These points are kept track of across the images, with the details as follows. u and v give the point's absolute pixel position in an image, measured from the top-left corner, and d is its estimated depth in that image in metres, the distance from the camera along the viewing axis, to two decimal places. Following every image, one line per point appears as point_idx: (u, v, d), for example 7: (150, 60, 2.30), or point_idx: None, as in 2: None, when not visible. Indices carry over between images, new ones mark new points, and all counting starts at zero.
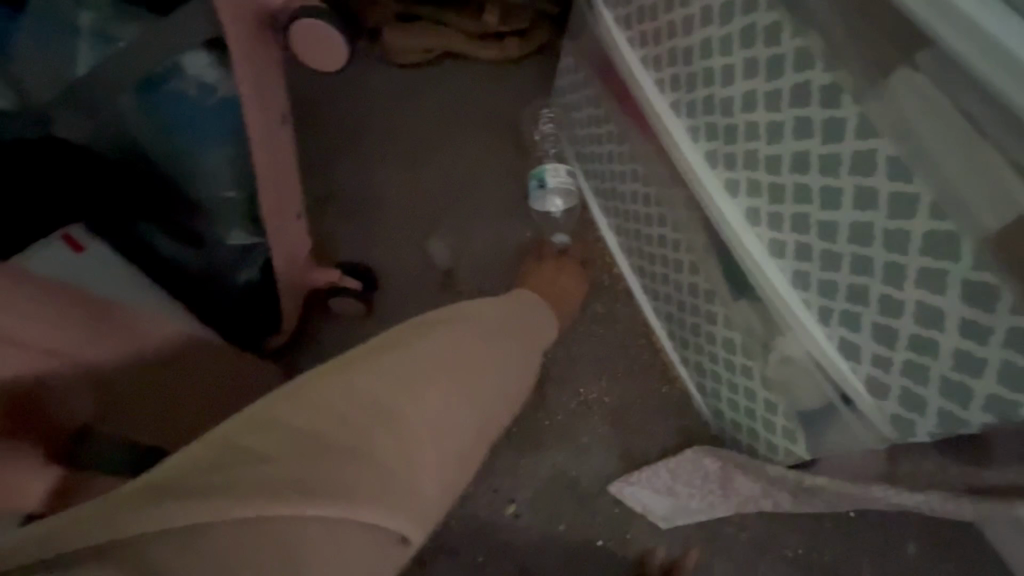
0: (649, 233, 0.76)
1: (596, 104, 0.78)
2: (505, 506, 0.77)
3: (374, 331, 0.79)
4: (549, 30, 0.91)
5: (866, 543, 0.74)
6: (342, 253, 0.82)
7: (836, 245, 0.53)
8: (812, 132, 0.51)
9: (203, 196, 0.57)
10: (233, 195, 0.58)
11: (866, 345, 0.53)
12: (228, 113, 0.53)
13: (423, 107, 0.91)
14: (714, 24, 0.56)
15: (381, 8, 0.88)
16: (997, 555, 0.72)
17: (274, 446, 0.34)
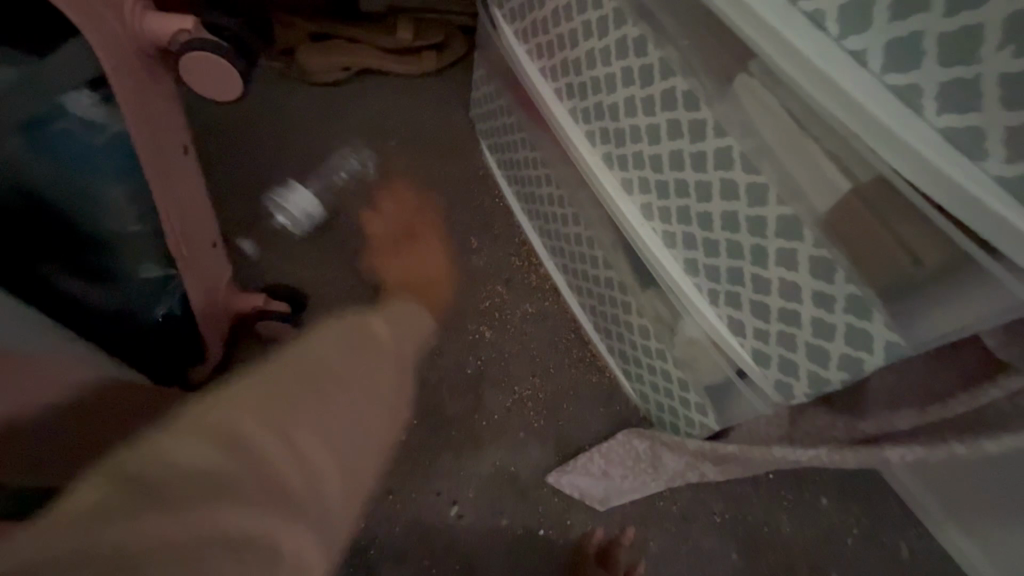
0: (566, 232, 0.80)
1: (511, 114, 0.84)
2: (449, 509, 0.76)
3: None
4: (461, 42, 1.04)
5: (788, 501, 0.78)
6: (271, 275, 0.87)
7: (713, 233, 0.54)
8: (682, 133, 0.52)
9: (108, 232, 0.58)
10: (138, 229, 0.59)
11: (748, 321, 0.55)
12: (119, 151, 0.53)
13: (353, 125, 0.99)
14: (594, 37, 0.59)
15: (296, 31, 0.98)
16: (899, 500, 0.78)
17: (144, 497, 0.29)
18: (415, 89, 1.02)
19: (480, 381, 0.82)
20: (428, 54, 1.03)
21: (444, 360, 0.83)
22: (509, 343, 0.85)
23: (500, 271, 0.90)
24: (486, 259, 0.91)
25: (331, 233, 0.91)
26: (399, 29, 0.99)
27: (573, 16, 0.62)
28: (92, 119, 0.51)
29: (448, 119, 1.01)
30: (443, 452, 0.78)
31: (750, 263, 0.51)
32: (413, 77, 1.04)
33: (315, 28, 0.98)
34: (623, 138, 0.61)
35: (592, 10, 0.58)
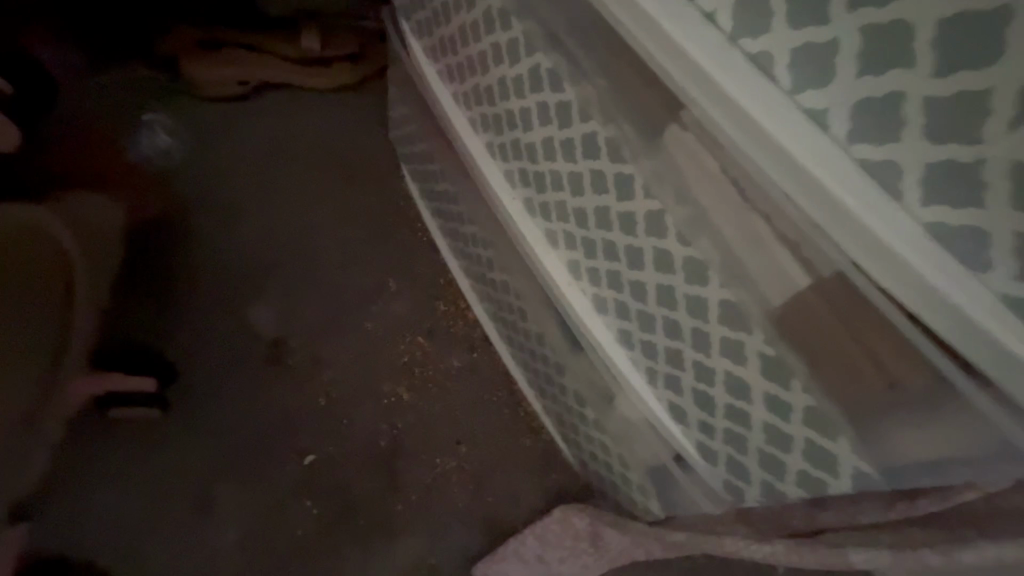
0: (491, 278, 0.69)
1: (426, 140, 0.72)
2: None
3: (191, 422, 0.71)
4: (383, 52, 0.90)
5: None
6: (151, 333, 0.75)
7: (647, 306, 0.45)
8: (607, 187, 0.42)
9: None
10: None
11: (690, 410, 0.46)
12: None
13: (257, 151, 0.86)
14: (505, 64, 0.49)
15: (185, 39, 0.85)
16: None
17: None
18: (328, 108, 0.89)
19: (394, 456, 0.71)
20: (341, 66, 0.88)
21: (351, 432, 0.71)
22: (429, 407, 0.74)
23: (421, 319, 0.78)
24: (404, 306, 0.79)
25: (217, 277, 0.78)
26: (304, 37, 0.85)
27: (481, 35, 0.50)
28: None
29: (362, 142, 0.88)
30: (347, 547, 0.67)
31: (690, 347, 0.42)
32: (325, 93, 0.90)
33: (206, 36, 0.85)
34: (543, 184, 0.51)
35: (500, 30, 0.48)
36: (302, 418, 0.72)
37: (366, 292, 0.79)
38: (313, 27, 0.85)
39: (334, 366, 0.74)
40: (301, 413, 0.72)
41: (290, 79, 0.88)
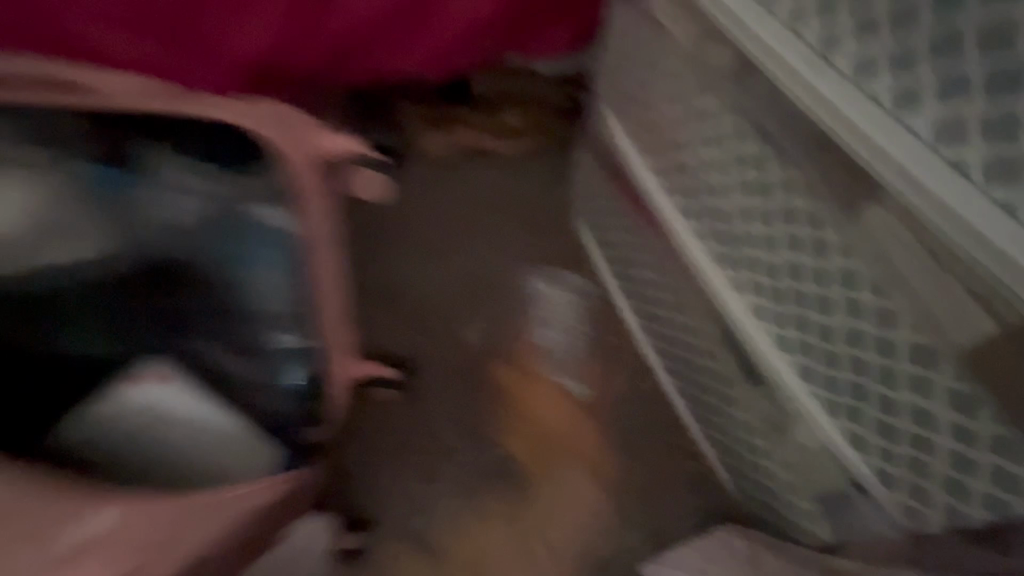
0: (666, 317, 0.82)
1: (614, 199, 0.88)
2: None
3: (411, 411, 0.88)
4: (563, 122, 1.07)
5: None
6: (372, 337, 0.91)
7: (834, 345, 0.54)
8: (805, 247, 0.54)
9: (266, 311, 0.68)
10: (289, 311, 0.68)
11: (872, 438, 0.54)
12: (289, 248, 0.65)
13: (459, 201, 1.04)
14: (714, 147, 0.63)
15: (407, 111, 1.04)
16: None
17: None
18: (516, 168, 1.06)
19: (574, 459, 0.86)
20: (529, 134, 1.06)
21: (539, 436, 0.87)
22: (603, 424, 0.88)
23: (596, 348, 0.93)
24: (581, 336, 0.94)
25: (428, 301, 0.95)
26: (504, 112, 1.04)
27: (690, 126, 0.66)
28: (276, 224, 0.64)
29: (546, 196, 1.06)
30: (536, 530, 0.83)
31: (876, 383, 0.51)
32: (513, 156, 1.07)
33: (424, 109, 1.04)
34: (737, 243, 0.63)
35: (712, 125, 0.62)
36: (498, 420, 0.88)
37: (552, 322, 0.95)
38: (512, 104, 1.04)
39: (526, 379, 0.91)
40: (498, 415, 0.88)
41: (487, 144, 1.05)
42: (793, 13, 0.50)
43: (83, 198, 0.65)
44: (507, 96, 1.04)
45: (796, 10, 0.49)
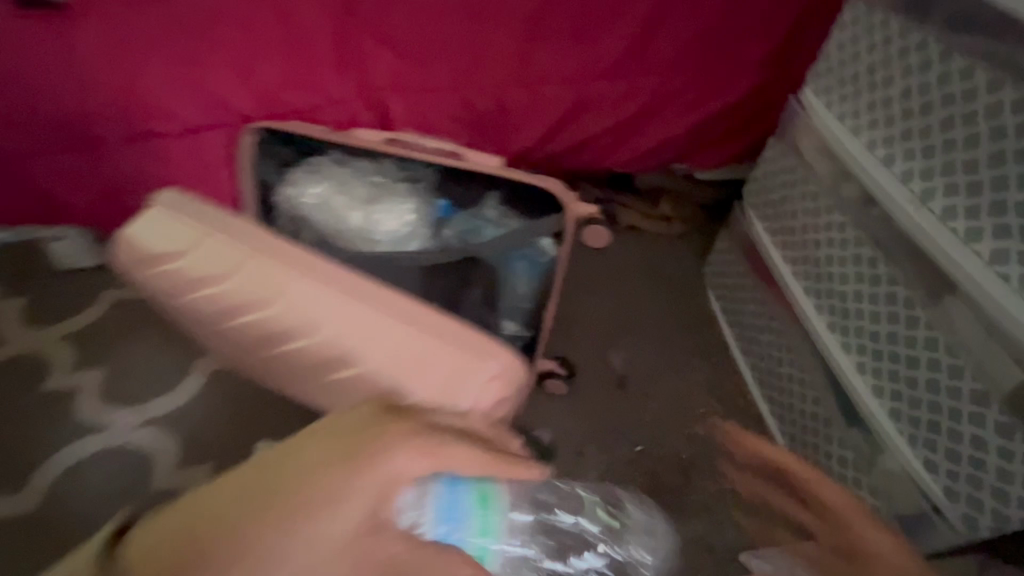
0: (780, 372, 1.09)
1: (748, 278, 1.18)
2: None
3: (571, 404, 1.15)
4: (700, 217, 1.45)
5: None
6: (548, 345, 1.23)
7: (916, 391, 0.78)
8: (900, 321, 0.80)
9: (513, 307, 1.00)
10: (527, 306, 1.01)
11: (942, 461, 0.76)
12: (545, 271, 0.98)
13: (619, 262, 1.38)
14: (836, 247, 0.92)
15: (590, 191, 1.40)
16: None
17: None
18: (662, 246, 1.42)
19: (692, 465, 1.09)
20: (676, 223, 1.43)
21: (666, 443, 1.11)
22: (717, 446, 1.11)
23: (716, 389, 1.19)
24: (705, 377, 1.21)
25: (593, 328, 1.27)
26: (662, 205, 1.41)
27: (819, 232, 0.95)
28: (544, 253, 0.97)
29: (685, 270, 1.39)
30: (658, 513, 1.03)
31: (948, 418, 0.74)
32: (661, 236, 1.44)
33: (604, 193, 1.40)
34: (849, 316, 0.90)
35: (837, 232, 0.92)
36: (634, 424, 1.14)
37: (682, 362, 1.23)
38: (669, 200, 1.41)
39: (660, 402, 1.17)
40: (634, 420, 1.14)
41: (645, 226, 1.43)
42: (904, 173, 0.80)
43: (429, 216, 1.00)
44: (666, 193, 1.41)
45: (907, 172, 0.79)
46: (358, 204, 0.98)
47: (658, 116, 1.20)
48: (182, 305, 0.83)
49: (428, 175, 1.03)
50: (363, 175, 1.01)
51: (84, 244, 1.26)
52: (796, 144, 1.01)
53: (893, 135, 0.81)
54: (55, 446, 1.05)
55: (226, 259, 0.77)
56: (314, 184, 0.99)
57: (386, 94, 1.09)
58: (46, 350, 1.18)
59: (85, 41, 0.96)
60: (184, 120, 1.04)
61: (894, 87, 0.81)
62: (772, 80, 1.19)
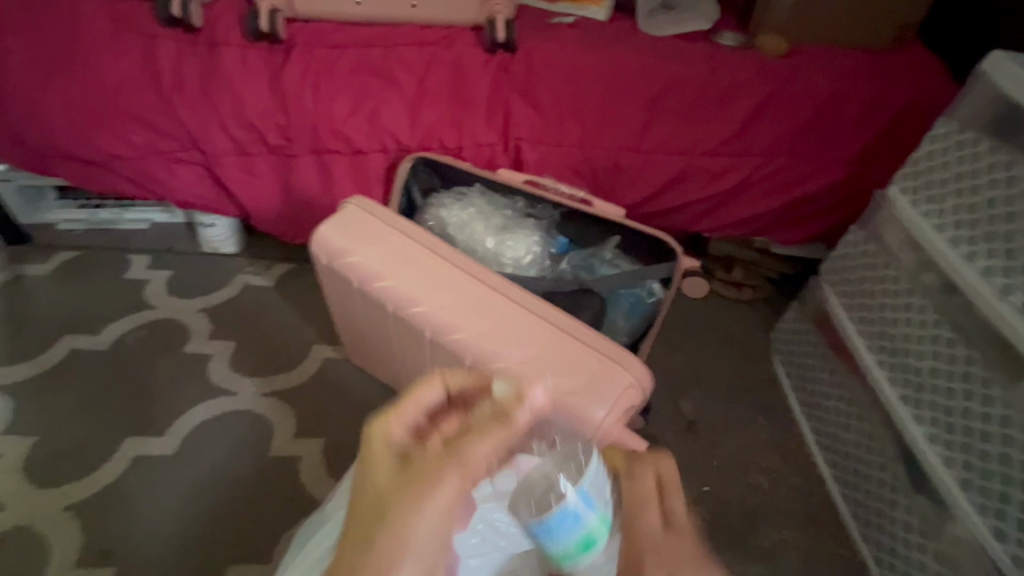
0: (846, 436, 1.17)
1: (817, 347, 1.28)
2: None
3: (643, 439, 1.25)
4: (771, 287, 1.53)
5: None
6: None
7: (989, 463, 0.87)
8: (975, 398, 0.90)
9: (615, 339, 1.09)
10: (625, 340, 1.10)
11: (1011, 530, 0.83)
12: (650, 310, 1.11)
13: (692, 317, 1.50)
14: (914, 326, 1.02)
15: None
16: None
17: None
18: (733, 308, 1.51)
19: (755, 513, 1.16)
20: (747, 289, 1.52)
21: (731, 488, 1.19)
22: (779, 499, 1.19)
23: (779, 446, 1.27)
24: (769, 433, 1.29)
25: (666, 373, 1.38)
26: (735, 271, 1.51)
27: (896, 311, 1.06)
28: (651, 293, 1.10)
29: (754, 332, 1.47)
30: (722, 550, 1.11)
31: (1019, 490, 0.82)
32: (732, 300, 1.53)
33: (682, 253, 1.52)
34: (924, 390, 0.99)
35: (915, 313, 1.02)
36: (701, 467, 1.22)
37: (748, 417, 1.31)
38: (742, 267, 1.51)
39: (726, 450, 1.25)
40: (701, 463, 1.23)
41: (717, 289, 1.53)
42: (986, 269, 0.90)
43: (550, 249, 1.15)
44: (740, 261, 1.51)
45: (989, 268, 0.90)
46: (491, 231, 1.13)
47: (752, 190, 1.29)
48: (346, 290, 0.96)
49: (553, 215, 1.18)
50: (498, 208, 1.18)
51: (230, 232, 1.45)
52: (879, 233, 1.12)
53: (977, 236, 0.92)
54: (192, 401, 1.20)
55: (403, 254, 0.91)
56: (459, 209, 1.16)
57: (521, 143, 1.26)
58: (187, 318, 1.35)
59: (294, 74, 1.20)
60: (353, 144, 1.24)
61: (980, 196, 0.92)
62: (863, 174, 1.25)
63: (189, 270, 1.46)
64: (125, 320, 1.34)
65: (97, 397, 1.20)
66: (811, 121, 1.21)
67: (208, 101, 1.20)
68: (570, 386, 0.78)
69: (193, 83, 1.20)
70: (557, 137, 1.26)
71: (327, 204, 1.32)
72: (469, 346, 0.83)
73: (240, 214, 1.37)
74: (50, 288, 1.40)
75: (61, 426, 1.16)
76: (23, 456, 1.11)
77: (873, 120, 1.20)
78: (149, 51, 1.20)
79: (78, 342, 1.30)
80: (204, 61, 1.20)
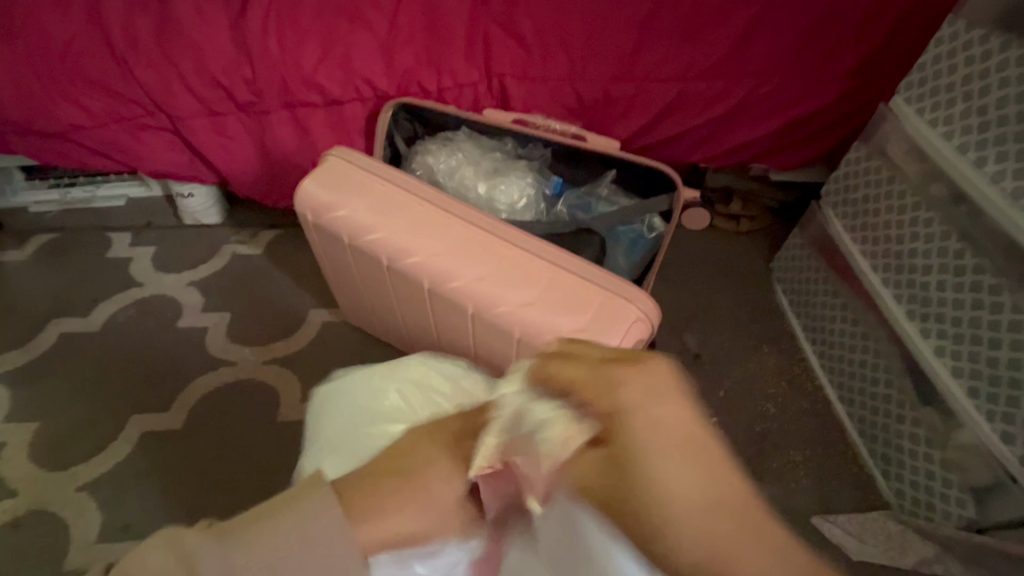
0: (851, 357, 1.18)
1: (818, 270, 1.27)
2: None
3: None
4: (768, 217, 1.49)
5: None
6: None
7: (998, 370, 0.87)
8: (984, 306, 0.89)
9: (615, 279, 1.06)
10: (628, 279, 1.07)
11: (1018, 433, 0.84)
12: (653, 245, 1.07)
13: (692, 253, 1.46)
14: (920, 241, 1.00)
15: None
16: None
17: None
18: (732, 242, 1.48)
19: (764, 439, 1.18)
20: (745, 221, 1.48)
21: (738, 418, 1.21)
22: (787, 424, 1.20)
23: (784, 373, 1.28)
24: (774, 360, 1.29)
25: (671, 311, 1.36)
26: (732, 203, 1.46)
27: (903, 226, 1.03)
28: (652, 226, 1.06)
29: (754, 263, 1.45)
30: None
31: None
32: (730, 233, 1.50)
33: None
34: (930, 302, 0.98)
35: (921, 227, 1.00)
36: (708, 398, 1.23)
37: (754, 347, 1.31)
38: (739, 199, 1.46)
39: (733, 380, 1.26)
40: (708, 394, 1.23)
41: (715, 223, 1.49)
42: (996, 174, 0.87)
43: (544, 191, 1.11)
44: (739, 193, 1.46)
45: (998, 174, 0.86)
46: (482, 175, 1.09)
47: (748, 113, 1.24)
48: (337, 246, 0.93)
49: (544, 153, 1.13)
50: (487, 151, 1.13)
51: (209, 201, 1.39)
52: (883, 146, 1.08)
53: (986, 140, 0.88)
54: (192, 376, 1.18)
55: (393, 203, 0.88)
56: (447, 154, 1.11)
57: (507, 79, 1.19)
58: (177, 293, 1.31)
59: (256, 22, 1.11)
60: (329, 95, 1.17)
61: (989, 97, 0.88)
62: (866, 86, 1.19)
63: (173, 244, 1.41)
64: (113, 300, 1.31)
65: (97, 378, 1.18)
66: (811, 32, 1.14)
67: (166, 57, 1.12)
68: (577, 324, 0.76)
69: (148, 38, 1.11)
70: (542, 71, 1.19)
71: (307, 162, 1.26)
72: (470, 293, 0.81)
73: (216, 179, 1.31)
74: (31, 274, 1.35)
75: (63, 410, 1.14)
76: (30, 443, 1.10)
77: (876, 25, 1.13)
78: (94, 7, 1.10)
79: (68, 326, 1.26)
80: (158, 14, 1.11)
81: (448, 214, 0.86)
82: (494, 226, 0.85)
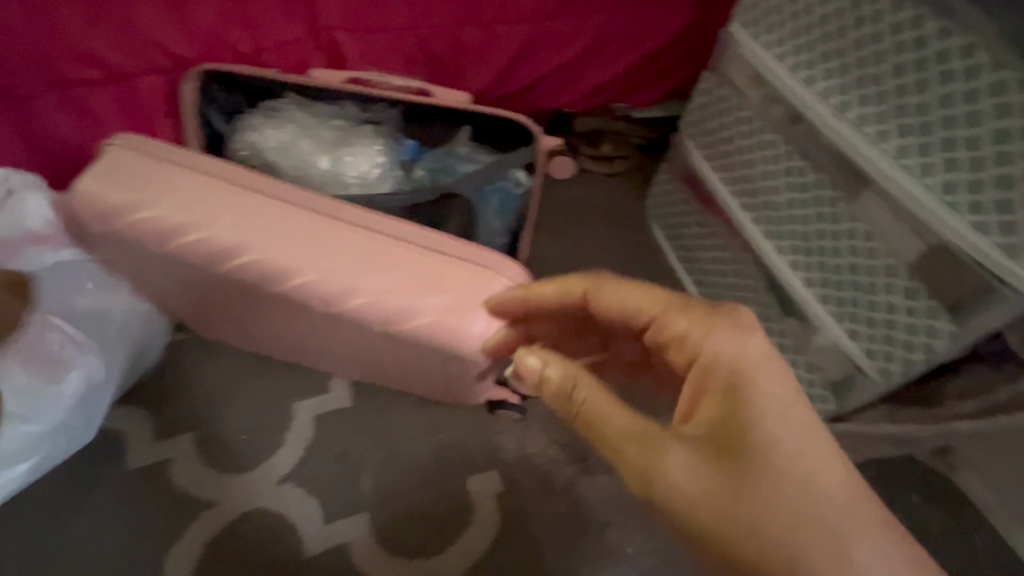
0: (724, 282, 1.23)
1: (687, 203, 1.30)
2: None
3: None
4: (640, 155, 1.44)
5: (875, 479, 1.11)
6: None
7: (843, 276, 0.94)
8: (827, 219, 0.95)
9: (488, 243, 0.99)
10: (502, 240, 1.01)
11: (863, 330, 0.92)
12: (519, 201, 1.01)
13: (569, 203, 1.41)
14: (771, 163, 1.03)
15: None
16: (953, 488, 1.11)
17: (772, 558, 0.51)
18: (607, 186, 1.44)
19: None
20: (617, 162, 1.43)
21: None
22: None
23: None
24: None
25: (556, 265, 1.34)
26: (602, 145, 1.38)
27: (754, 151, 1.06)
28: (517, 181, 0.99)
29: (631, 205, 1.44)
30: None
31: (867, 293, 0.90)
32: (604, 176, 1.45)
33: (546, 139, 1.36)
34: (782, 221, 1.04)
35: (769, 149, 1.03)
36: None
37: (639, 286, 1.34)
38: (608, 140, 1.37)
39: None
40: None
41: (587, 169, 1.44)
42: (825, 90, 0.90)
43: (398, 157, 1.00)
44: (608, 135, 1.37)
45: (828, 89, 0.89)
46: (323, 149, 0.97)
47: (602, 51, 1.20)
48: (150, 254, 0.78)
49: (390, 115, 1.01)
50: (324, 119, 0.99)
51: None
52: (728, 74, 1.10)
53: (814, 58, 0.91)
54: None
55: (204, 195, 0.74)
56: (277, 128, 0.96)
57: (337, 33, 1.04)
58: None
59: None
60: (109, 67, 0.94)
61: (812, 17, 0.90)
62: (707, 16, 1.20)
63: None
64: None
65: None
66: None
67: None
68: (440, 304, 0.71)
69: None
70: (375, 21, 1.05)
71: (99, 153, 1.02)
72: (316, 286, 0.72)
73: None
74: None
75: None
76: None
77: None
78: None
79: None
80: None
81: (276, 199, 0.74)
82: (331, 207, 0.75)
